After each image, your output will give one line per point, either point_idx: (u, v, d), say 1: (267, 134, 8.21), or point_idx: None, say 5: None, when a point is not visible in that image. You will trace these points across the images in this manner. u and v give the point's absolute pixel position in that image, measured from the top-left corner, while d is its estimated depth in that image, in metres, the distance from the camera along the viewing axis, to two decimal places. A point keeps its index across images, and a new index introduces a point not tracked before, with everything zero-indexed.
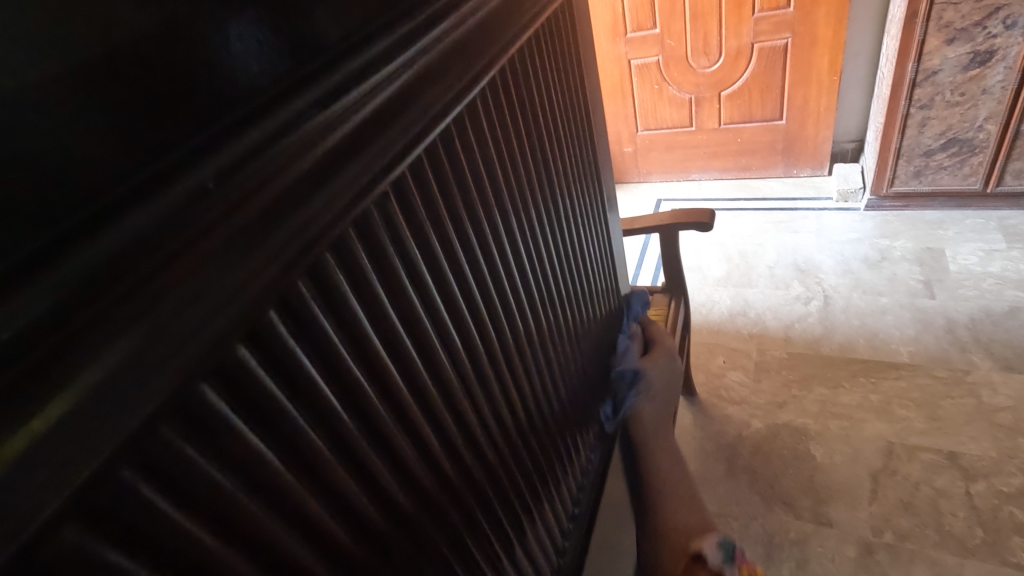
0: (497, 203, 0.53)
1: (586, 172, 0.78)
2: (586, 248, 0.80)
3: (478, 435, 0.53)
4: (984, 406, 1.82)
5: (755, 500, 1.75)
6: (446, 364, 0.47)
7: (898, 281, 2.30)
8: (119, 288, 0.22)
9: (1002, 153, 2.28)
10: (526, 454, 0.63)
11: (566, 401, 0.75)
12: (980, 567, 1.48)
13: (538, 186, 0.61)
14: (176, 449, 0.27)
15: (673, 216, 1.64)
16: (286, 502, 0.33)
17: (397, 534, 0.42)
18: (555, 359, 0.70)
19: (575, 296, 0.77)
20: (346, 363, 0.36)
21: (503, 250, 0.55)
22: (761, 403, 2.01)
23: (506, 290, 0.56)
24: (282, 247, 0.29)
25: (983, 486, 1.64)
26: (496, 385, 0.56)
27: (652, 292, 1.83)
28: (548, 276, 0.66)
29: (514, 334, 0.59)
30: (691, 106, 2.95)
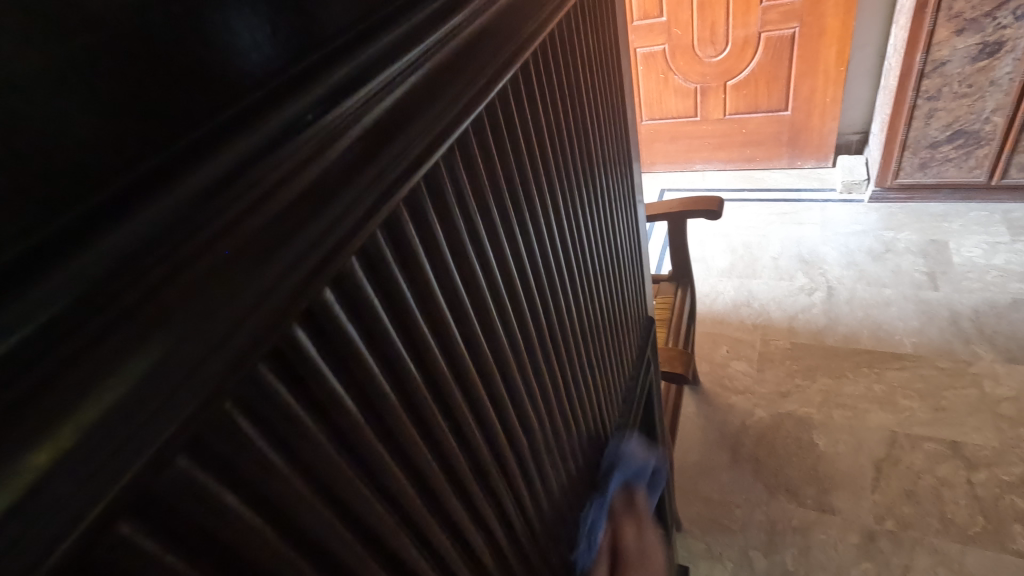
0: (546, 187, 0.49)
1: (615, 157, 0.74)
2: (614, 238, 0.76)
3: (533, 423, 0.49)
4: (987, 397, 1.83)
5: (759, 488, 1.76)
6: (507, 346, 0.43)
7: (902, 273, 2.31)
8: (166, 265, 0.18)
9: (1008, 146, 2.28)
10: (568, 459, 0.60)
11: (601, 398, 0.72)
12: (981, 554, 1.50)
13: (576, 168, 0.58)
14: (243, 456, 0.22)
15: (682, 204, 1.63)
16: (352, 544, 0.28)
17: (455, 535, 0.38)
18: (592, 355, 0.67)
19: (608, 290, 0.73)
20: (423, 333, 0.32)
21: (551, 239, 0.51)
22: (765, 393, 2.02)
23: (553, 283, 0.52)
24: (352, 206, 0.24)
25: (985, 475, 1.65)
26: (545, 387, 0.52)
27: (658, 281, 1.83)
28: (586, 265, 0.63)
29: (559, 333, 0.55)
30: (697, 95, 2.94)
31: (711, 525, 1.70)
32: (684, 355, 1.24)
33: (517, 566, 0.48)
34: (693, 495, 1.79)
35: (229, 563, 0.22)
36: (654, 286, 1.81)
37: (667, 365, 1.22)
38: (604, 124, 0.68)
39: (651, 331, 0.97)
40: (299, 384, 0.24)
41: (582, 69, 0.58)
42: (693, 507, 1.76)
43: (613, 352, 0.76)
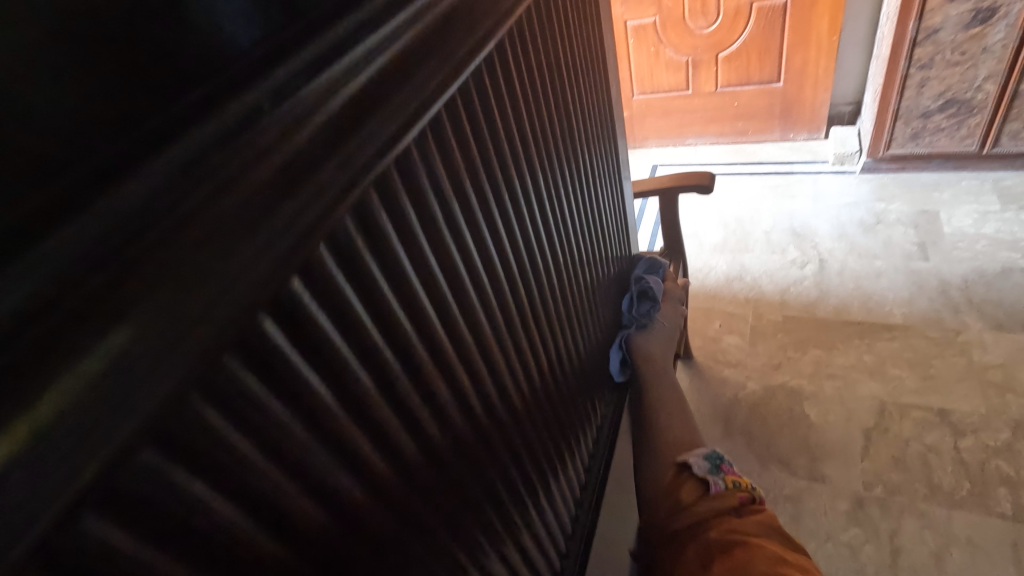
0: (493, 201, 0.52)
1: (593, 156, 0.78)
2: (592, 233, 0.81)
3: (492, 392, 0.57)
4: (975, 365, 1.85)
5: (751, 459, 1.80)
6: (462, 327, 0.50)
7: (893, 244, 2.31)
8: (129, 256, 0.24)
9: (999, 114, 2.27)
10: (525, 451, 0.65)
11: (563, 386, 0.77)
12: (967, 518, 1.54)
13: (539, 176, 0.60)
14: (219, 395, 0.30)
15: (674, 179, 1.63)
16: (273, 521, 0.35)
17: (413, 473, 0.46)
18: (553, 351, 0.72)
19: (577, 282, 0.78)
20: (380, 297, 0.40)
21: (499, 250, 0.55)
22: (757, 365, 2.05)
23: (505, 291, 0.57)
24: (300, 210, 0.30)
25: (973, 441, 1.68)
26: (494, 387, 0.57)
27: (651, 257, 1.82)
28: (550, 270, 0.67)
29: (515, 335, 0.59)
30: (688, 68, 2.90)
31: None
32: None
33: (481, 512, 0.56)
34: None
35: (214, 474, 0.31)
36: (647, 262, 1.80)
37: None
38: (581, 117, 0.72)
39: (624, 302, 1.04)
40: (275, 336, 0.32)
41: (554, 76, 0.62)
42: None
43: (577, 336, 0.81)
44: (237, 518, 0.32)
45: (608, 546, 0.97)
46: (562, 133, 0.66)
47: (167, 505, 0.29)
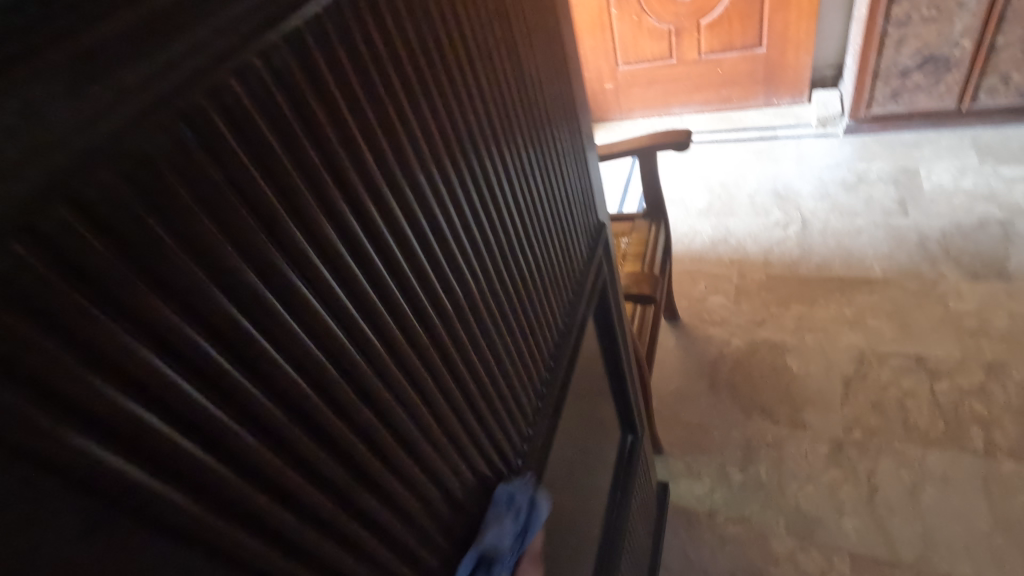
0: (476, 120, 0.49)
1: (565, 99, 0.75)
2: (567, 180, 0.78)
3: (481, 341, 0.53)
4: (951, 312, 1.90)
5: (735, 410, 1.86)
6: (451, 260, 0.46)
7: (874, 202, 2.36)
8: (51, 29, 0.20)
9: (976, 70, 2.30)
10: (512, 403, 0.61)
11: (553, 338, 0.73)
12: (942, 454, 1.60)
13: (516, 106, 0.57)
14: (178, 249, 0.25)
15: (651, 137, 1.66)
16: (256, 444, 0.29)
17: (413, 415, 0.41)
18: (540, 300, 0.68)
19: (557, 226, 0.74)
20: (369, 209, 0.36)
21: (484, 179, 0.51)
22: (741, 322, 2.10)
23: (492, 225, 0.54)
24: (240, 38, 0.27)
25: (948, 383, 1.74)
26: (484, 328, 0.53)
27: (633, 217, 1.86)
28: (531, 210, 0.64)
29: (499, 277, 0.56)
30: (671, 37, 2.92)
31: (690, 446, 1.80)
32: (650, 278, 1.31)
33: (476, 467, 0.52)
34: (674, 421, 1.88)
35: (185, 357, 0.25)
36: (629, 223, 1.84)
37: (635, 287, 1.29)
38: (557, 56, 0.70)
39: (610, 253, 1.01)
40: (251, 202, 0.28)
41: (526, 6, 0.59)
42: (674, 431, 1.86)
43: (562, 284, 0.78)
44: (215, 423, 0.27)
45: (597, 485, 0.99)
46: (537, 67, 0.63)
47: (124, 378, 0.23)
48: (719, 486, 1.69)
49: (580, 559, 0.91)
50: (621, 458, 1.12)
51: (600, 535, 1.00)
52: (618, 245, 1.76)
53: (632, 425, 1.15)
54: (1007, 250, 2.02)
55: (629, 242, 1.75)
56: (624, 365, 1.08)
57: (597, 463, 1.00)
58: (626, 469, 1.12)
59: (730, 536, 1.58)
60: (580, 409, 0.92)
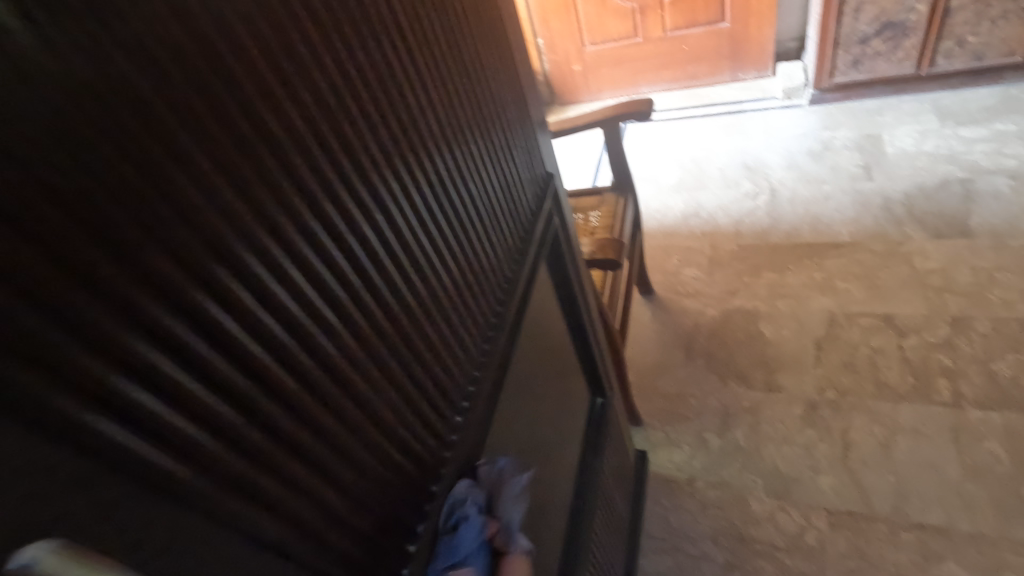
0: (383, 56, 0.49)
1: (490, 51, 0.76)
2: (502, 135, 0.79)
3: (405, 288, 0.52)
4: (916, 271, 1.93)
5: (711, 377, 1.87)
6: (365, 200, 0.46)
7: (840, 168, 2.39)
8: None
9: (932, 34, 2.34)
10: (453, 349, 0.62)
11: (495, 290, 0.74)
12: (912, 408, 1.63)
13: (429, 49, 0.57)
14: (38, 137, 0.25)
15: (614, 108, 1.66)
16: (145, 344, 0.29)
17: (329, 347, 0.41)
18: (476, 250, 0.69)
19: (491, 177, 0.75)
20: (263, 129, 0.36)
21: (398, 117, 0.51)
22: (715, 293, 2.12)
23: (413, 164, 0.54)
24: None
25: (915, 339, 1.77)
26: (414, 267, 0.54)
27: (602, 191, 1.85)
28: (459, 158, 0.64)
29: (427, 219, 0.56)
30: (635, 15, 2.91)
31: (669, 416, 1.82)
32: (615, 244, 1.27)
33: (407, 414, 0.52)
34: (652, 393, 1.90)
35: (57, 247, 0.25)
36: (597, 197, 1.83)
37: (601, 255, 1.25)
38: (473, 10, 0.70)
39: (563, 216, 1.01)
40: (120, 100, 0.28)
41: None
42: (652, 402, 1.87)
43: (502, 237, 0.78)
44: (96, 316, 0.27)
45: (568, 447, 0.99)
46: (450, 18, 0.63)
47: None
48: (698, 453, 1.70)
49: (552, 524, 0.91)
50: (591, 420, 1.12)
51: (572, 499, 1.01)
52: (587, 220, 1.75)
53: (601, 387, 1.16)
54: (969, 209, 2.05)
55: (598, 216, 1.75)
56: (589, 328, 1.07)
57: (567, 426, 0.99)
58: (597, 430, 1.12)
59: (711, 500, 1.60)
60: (546, 376, 0.91)
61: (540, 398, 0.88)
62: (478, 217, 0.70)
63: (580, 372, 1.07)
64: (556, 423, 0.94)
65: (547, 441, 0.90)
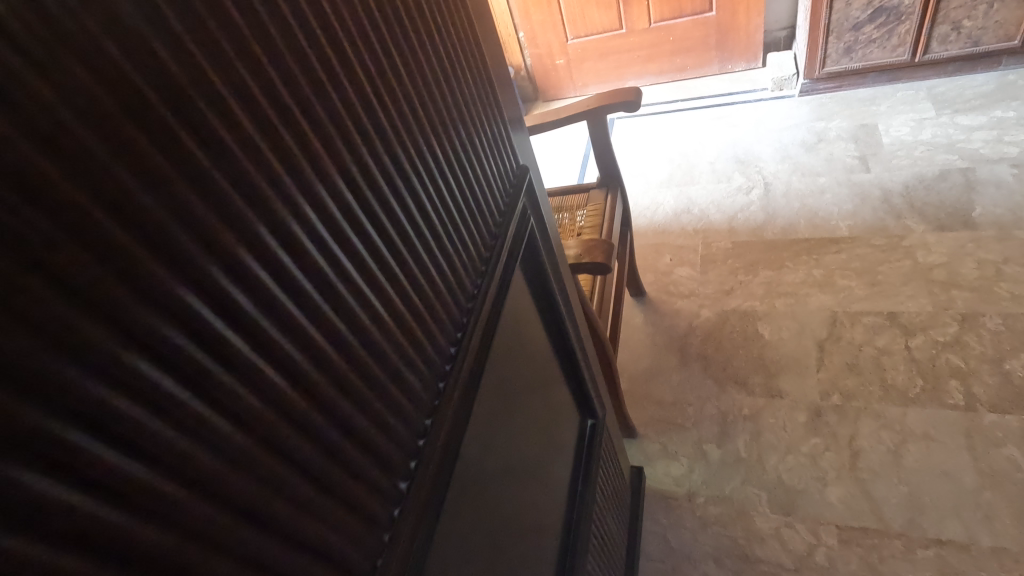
0: (256, 16, 0.37)
1: (450, 36, 0.64)
2: (462, 125, 0.67)
3: (319, 335, 0.41)
4: (920, 265, 1.84)
5: (708, 383, 1.77)
6: (253, 231, 0.36)
7: (835, 160, 2.30)
8: None
9: (927, 19, 2.25)
10: (389, 394, 0.50)
11: (449, 311, 0.63)
12: (922, 412, 1.53)
13: (338, 12, 0.45)
14: None
15: (599, 98, 1.54)
16: None
17: (178, 440, 0.31)
18: (423, 266, 0.57)
19: (450, 185, 0.63)
20: (65, 146, 0.26)
21: (287, 103, 0.39)
22: (709, 293, 2.01)
23: (320, 164, 0.42)
24: None
25: (922, 338, 1.67)
26: (326, 297, 0.42)
27: (588, 189, 1.74)
28: (396, 154, 0.52)
29: (347, 234, 0.44)
30: (619, 5, 2.80)
31: (665, 426, 1.71)
32: (604, 245, 1.15)
33: (322, 496, 0.41)
34: (646, 401, 1.79)
35: None
36: (584, 195, 1.71)
37: (588, 258, 1.13)
38: None
39: (544, 226, 0.89)
40: None
41: None
42: (646, 411, 1.76)
43: (464, 257, 0.67)
44: None
45: (555, 483, 0.87)
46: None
47: None
48: (697, 465, 1.60)
49: (536, 574, 0.79)
50: (582, 446, 1.00)
51: (561, 540, 0.89)
52: (573, 219, 1.64)
53: (592, 408, 1.03)
54: (971, 199, 1.96)
55: (585, 215, 1.63)
56: (576, 346, 0.96)
57: (554, 460, 0.88)
58: (588, 457, 1.00)
59: (712, 517, 1.49)
60: (526, 407, 0.79)
61: (519, 434, 0.76)
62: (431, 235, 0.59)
63: (567, 395, 0.95)
64: (540, 460, 0.82)
65: (528, 479, 0.79)
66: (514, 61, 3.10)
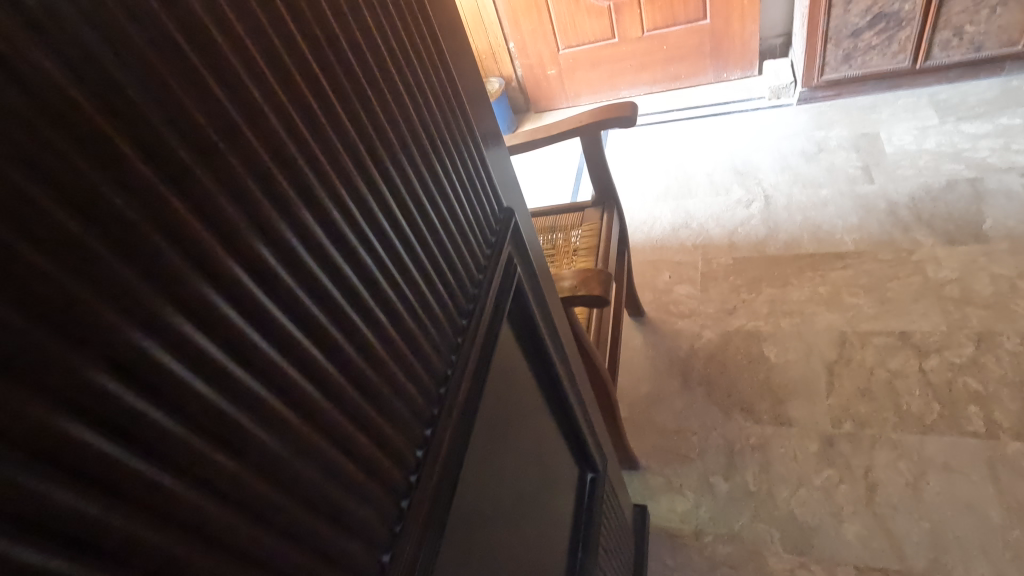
0: (87, 57, 0.26)
1: (412, 64, 0.53)
2: (432, 169, 0.56)
3: (195, 492, 0.30)
4: (931, 282, 1.76)
5: (713, 410, 1.67)
6: (77, 370, 0.24)
7: (837, 170, 2.22)
8: None
9: (928, 24, 2.19)
10: (318, 545, 0.37)
11: (416, 405, 0.50)
12: (941, 440, 1.44)
13: (239, 45, 0.34)
14: None
15: (593, 113, 1.46)
16: None
17: None
18: (380, 360, 0.45)
19: (417, 243, 0.52)
20: None
21: (148, 175, 0.28)
22: (711, 312, 1.92)
23: (205, 253, 0.30)
24: None
25: (937, 360, 1.59)
26: (213, 435, 0.31)
27: (582, 207, 1.65)
28: (333, 223, 0.40)
29: (250, 338, 0.33)
30: (611, 14, 2.73)
31: (668, 457, 1.61)
32: (601, 276, 1.06)
33: None
34: (647, 429, 1.69)
35: None
36: (578, 214, 1.63)
37: (584, 290, 1.04)
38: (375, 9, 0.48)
39: (529, 271, 0.78)
40: None
41: None
42: (648, 440, 1.67)
43: (435, 328, 0.55)
44: None
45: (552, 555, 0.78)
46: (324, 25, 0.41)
47: None
48: (704, 500, 1.50)
49: None
50: (581, 504, 0.91)
51: None
52: (567, 240, 1.56)
53: (591, 460, 0.94)
54: (981, 210, 1.89)
55: (580, 236, 1.54)
56: (572, 397, 0.86)
57: (550, 529, 0.78)
58: (588, 515, 0.91)
59: (721, 558, 1.39)
60: (516, 483, 0.69)
61: (504, 520, 0.65)
62: (394, 310, 0.48)
63: (564, 452, 0.86)
64: (534, 537, 0.73)
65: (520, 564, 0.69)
66: (504, 72, 3.03)
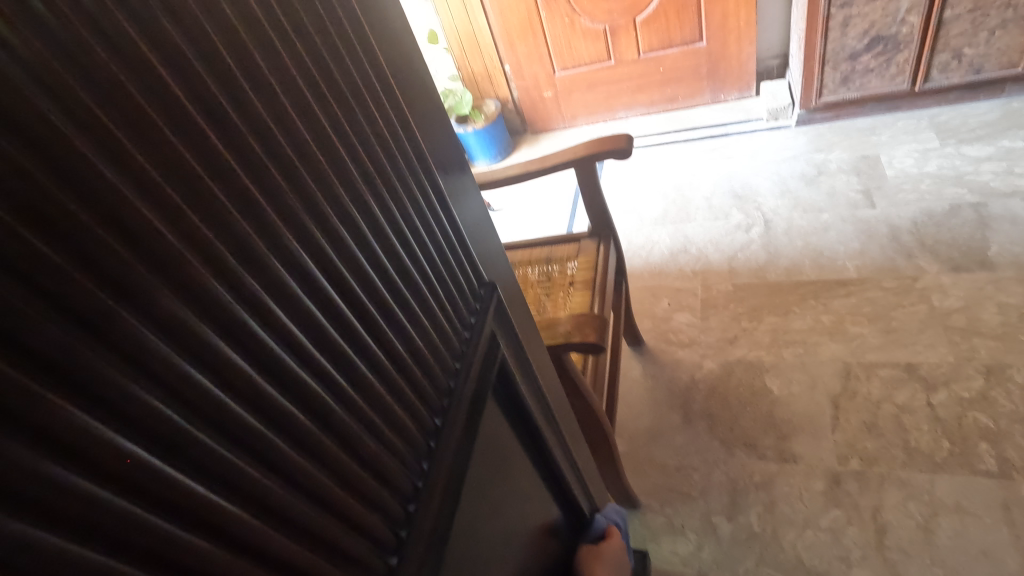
0: None
1: (376, 156, 0.50)
2: (398, 263, 0.52)
3: None
4: (937, 310, 1.71)
5: (715, 445, 1.62)
6: None
7: (837, 194, 2.19)
8: None
9: (927, 47, 2.17)
10: None
11: (379, 533, 0.46)
12: (952, 480, 1.39)
13: (149, 186, 0.30)
14: None
15: (588, 145, 1.43)
16: None
17: None
18: (331, 495, 0.41)
19: (381, 346, 0.49)
20: None
21: (24, 380, 0.24)
22: (713, 341, 1.88)
23: (102, 444, 0.27)
24: None
25: (945, 394, 1.54)
26: None
27: (578, 238, 1.61)
28: (269, 354, 0.37)
29: (161, 526, 0.29)
30: (607, 37, 2.72)
31: (670, 495, 1.56)
32: (596, 320, 1.02)
33: None
34: (647, 466, 1.64)
35: None
36: (574, 245, 1.59)
37: (578, 336, 0.99)
38: (332, 111, 0.45)
39: (513, 343, 0.74)
40: None
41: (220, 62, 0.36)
42: (648, 477, 1.61)
43: (403, 437, 0.51)
44: None
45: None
46: (270, 144, 0.39)
47: None
48: (707, 542, 1.44)
49: None
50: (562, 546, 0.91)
51: None
52: (563, 271, 1.52)
53: (576, 507, 0.93)
54: (986, 237, 1.85)
55: (576, 270, 1.50)
56: (560, 459, 0.83)
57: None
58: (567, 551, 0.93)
59: None
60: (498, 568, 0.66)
61: None
62: (355, 427, 0.44)
63: (549, 513, 0.84)
64: None
65: None
66: (500, 94, 3.02)
